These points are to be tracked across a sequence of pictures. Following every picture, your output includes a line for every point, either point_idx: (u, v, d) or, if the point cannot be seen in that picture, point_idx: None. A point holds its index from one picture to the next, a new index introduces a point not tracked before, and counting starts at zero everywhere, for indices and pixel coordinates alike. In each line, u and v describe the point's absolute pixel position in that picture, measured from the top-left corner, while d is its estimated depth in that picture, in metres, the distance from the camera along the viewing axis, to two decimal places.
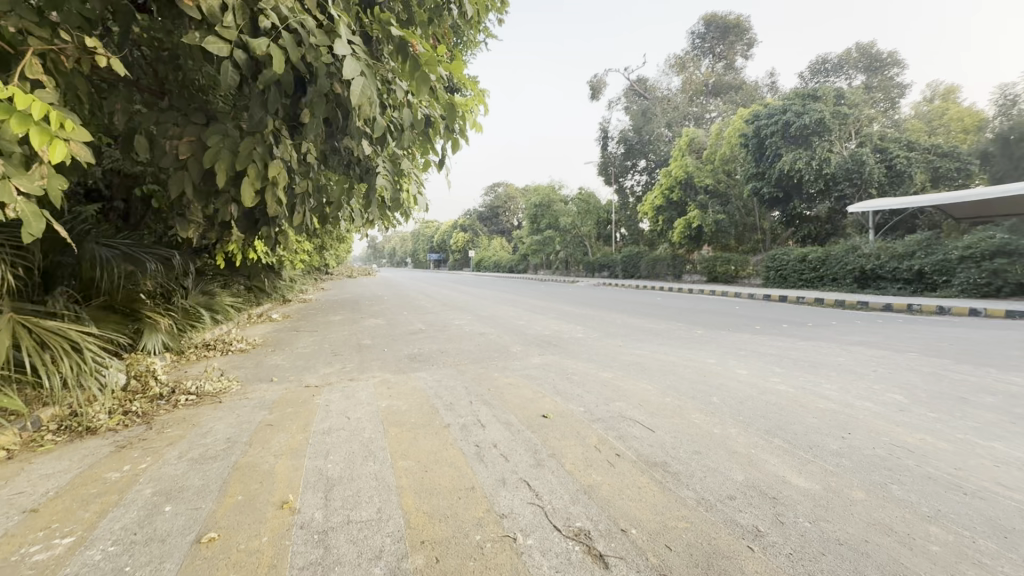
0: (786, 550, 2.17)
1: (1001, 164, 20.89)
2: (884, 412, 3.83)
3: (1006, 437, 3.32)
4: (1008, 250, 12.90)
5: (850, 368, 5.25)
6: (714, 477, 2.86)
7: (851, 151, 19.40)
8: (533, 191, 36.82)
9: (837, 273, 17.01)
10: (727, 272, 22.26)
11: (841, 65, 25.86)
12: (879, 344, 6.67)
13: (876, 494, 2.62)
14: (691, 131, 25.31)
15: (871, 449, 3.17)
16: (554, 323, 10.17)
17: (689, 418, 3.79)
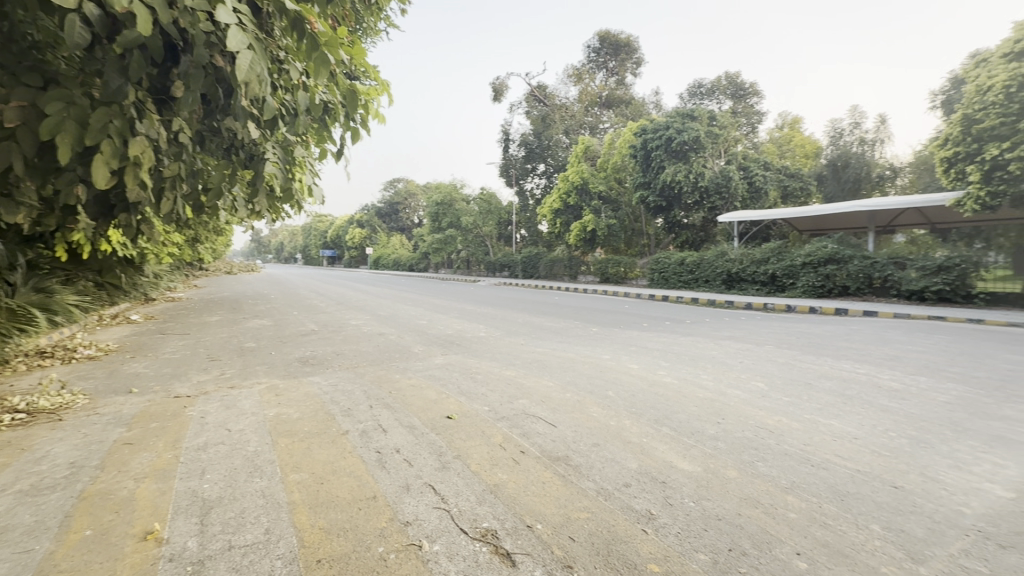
0: (675, 530, 2.36)
1: (831, 185, 25.01)
2: (750, 398, 4.34)
3: (841, 415, 3.94)
4: (837, 257, 15.50)
5: (722, 360, 5.90)
6: (611, 467, 3.02)
7: (720, 167, 21.97)
8: (435, 189, 36.42)
9: (708, 276, 19.08)
10: (617, 273, 23.86)
11: (713, 90, 29.09)
12: (744, 338, 7.59)
13: (746, 472, 2.96)
14: (586, 140, 26.76)
15: (741, 431, 3.58)
16: (456, 322, 10.10)
17: (587, 412, 3.98)
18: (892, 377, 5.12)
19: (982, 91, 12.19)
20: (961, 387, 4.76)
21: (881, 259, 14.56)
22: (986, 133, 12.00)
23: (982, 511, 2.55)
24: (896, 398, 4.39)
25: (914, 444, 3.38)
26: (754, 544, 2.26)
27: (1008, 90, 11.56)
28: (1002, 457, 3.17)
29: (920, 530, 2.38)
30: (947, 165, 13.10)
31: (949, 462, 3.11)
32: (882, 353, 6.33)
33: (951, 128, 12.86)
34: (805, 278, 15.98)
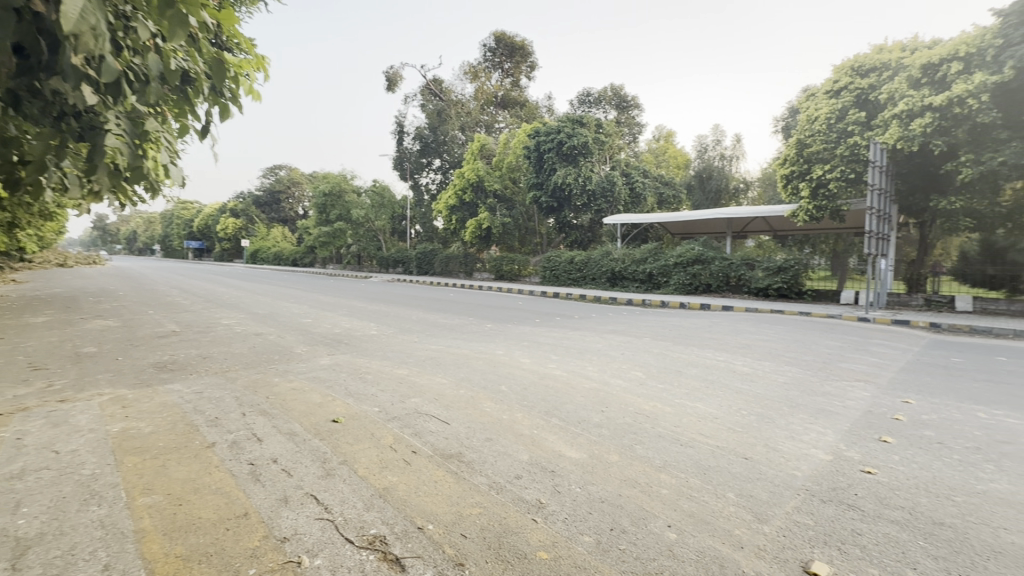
0: (562, 516, 2.46)
1: (698, 195, 28.05)
2: (630, 387, 4.69)
3: (704, 398, 4.44)
4: (702, 258, 17.45)
5: (606, 352, 6.31)
6: (504, 460, 3.06)
7: (606, 173, 23.51)
8: (322, 178, 34.16)
9: (595, 274, 20.34)
10: (512, 271, 24.38)
11: (600, 100, 30.96)
12: (625, 332, 8.21)
13: (625, 455, 3.19)
14: (482, 137, 26.95)
15: (622, 418, 3.85)
16: (344, 320, 9.56)
17: (480, 408, 3.99)
18: (744, 363, 5.87)
19: (811, 121, 14.53)
20: (795, 370, 5.62)
21: (736, 261, 16.70)
22: (814, 156, 14.30)
23: (810, 473, 3.02)
24: (747, 381, 5.05)
25: (760, 420, 3.91)
26: (633, 521, 2.44)
27: (829, 121, 13.90)
28: (824, 427, 3.80)
29: (765, 494, 2.75)
30: (786, 182, 15.39)
31: (786, 433, 3.64)
32: (737, 343, 7.26)
33: (789, 149, 15.12)
34: (677, 277, 17.72)
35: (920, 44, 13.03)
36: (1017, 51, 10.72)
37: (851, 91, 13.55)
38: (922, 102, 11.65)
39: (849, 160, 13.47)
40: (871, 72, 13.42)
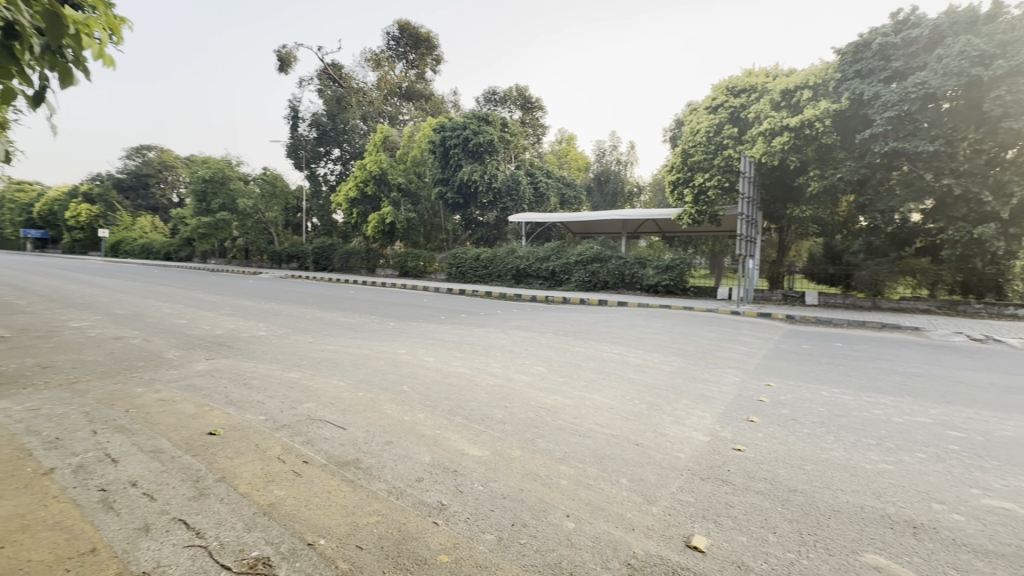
0: (464, 516, 2.43)
1: (597, 197, 29.62)
2: (533, 381, 4.80)
3: (600, 389, 4.68)
4: (599, 257, 18.47)
5: (510, 348, 6.40)
6: (404, 464, 2.96)
7: (511, 171, 23.92)
8: (202, 163, 30.68)
9: (500, 271, 20.62)
10: (417, 267, 23.83)
11: (505, 99, 31.35)
12: (529, 328, 8.41)
13: (527, 449, 3.25)
14: (385, 129, 25.97)
15: (524, 413, 3.91)
16: (228, 320, 8.67)
17: (380, 410, 3.82)
18: (637, 355, 6.30)
19: (694, 133, 15.97)
20: (680, 360, 6.14)
21: (630, 259, 17.91)
22: (696, 165, 15.77)
23: (691, 454, 3.30)
24: (639, 372, 5.42)
25: (650, 408, 4.21)
26: (533, 514, 2.48)
27: (708, 134, 15.38)
28: (703, 411, 4.19)
29: (654, 476, 2.96)
30: (673, 188, 16.80)
31: (671, 419, 3.96)
32: (630, 336, 7.75)
33: (675, 158, 16.52)
34: (577, 274, 18.57)
35: (780, 72, 14.86)
36: (851, 84, 13.06)
37: (726, 108, 15.10)
38: (782, 122, 13.30)
39: (725, 170, 15.04)
40: (743, 93, 15.04)
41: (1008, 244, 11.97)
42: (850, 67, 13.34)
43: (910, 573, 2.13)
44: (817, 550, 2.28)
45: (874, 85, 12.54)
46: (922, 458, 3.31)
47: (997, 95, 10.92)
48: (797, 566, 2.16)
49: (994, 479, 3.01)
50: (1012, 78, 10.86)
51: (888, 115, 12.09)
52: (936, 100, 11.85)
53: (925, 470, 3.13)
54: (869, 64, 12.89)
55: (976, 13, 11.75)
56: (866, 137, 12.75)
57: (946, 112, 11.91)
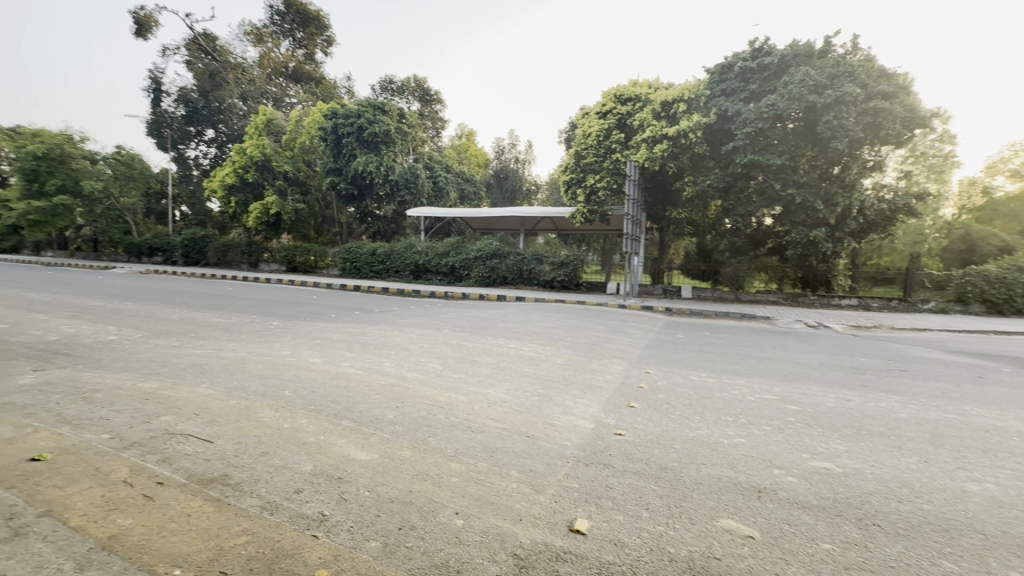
0: (348, 525, 2.31)
1: (496, 193, 30.06)
2: (427, 379, 4.73)
3: (495, 383, 4.75)
4: (498, 253, 18.80)
5: (405, 346, 6.24)
6: (281, 476, 2.73)
7: (409, 164, 23.38)
8: (31, 136, 25.69)
9: (398, 267, 20.02)
10: (307, 262, 22.24)
11: (403, 89, 30.41)
12: (425, 325, 8.26)
13: (419, 449, 3.18)
14: (269, 110, 23.78)
15: (417, 412, 3.83)
16: (65, 323, 7.36)
17: (256, 419, 3.49)
18: (531, 348, 6.49)
19: (586, 136, 16.87)
20: (571, 352, 6.45)
21: (527, 256, 18.43)
22: (588, 166, 16.69)
23: (578, 441, 3.48)
24: (533, 365, 5.59)
25: (541, 399, 4.36)
26: (421, 516, 2.43)
27: (599, 138, 16.34)
28: (590, 400, 4.44)
29: (542, 466, 3.06)
30: (567, 187, 17.64)
31: (561, 409, 4.14)
32: (525, 331, 7.96)
33: (569, 159, 17.36)
34: (477, 270, 18.76)
35: (661, 85, 16.18)
36: (718, 101, 14.65)
37: (615, 115, 16.12)
38: (661, 131, 14.52)
39: (613, 173, 16.09)
40: (629, 101, 16.12)
41: (834, 245, 14.29)
42: (717, 86, 14.96)
43: (755, 532, 2.44)
44: (682, 521, 2.52)
45: (736, 103, 14.17)
46: (767, 430, 3.83)
47: (827, 120, 12.88)
48: (666, 538, 2.37)
49: (819, 443, 3.58)
50: (838, 107, 12.90)
51: (746, 131, 13.73)
52: (783, 121, 13.69)
53: (769, 440, 3.62)
54: (732, 84, 14.56)
55: (812, 48, 13.78)
56: (730, 149, 14.39)
57: (791, 131, 13.84)
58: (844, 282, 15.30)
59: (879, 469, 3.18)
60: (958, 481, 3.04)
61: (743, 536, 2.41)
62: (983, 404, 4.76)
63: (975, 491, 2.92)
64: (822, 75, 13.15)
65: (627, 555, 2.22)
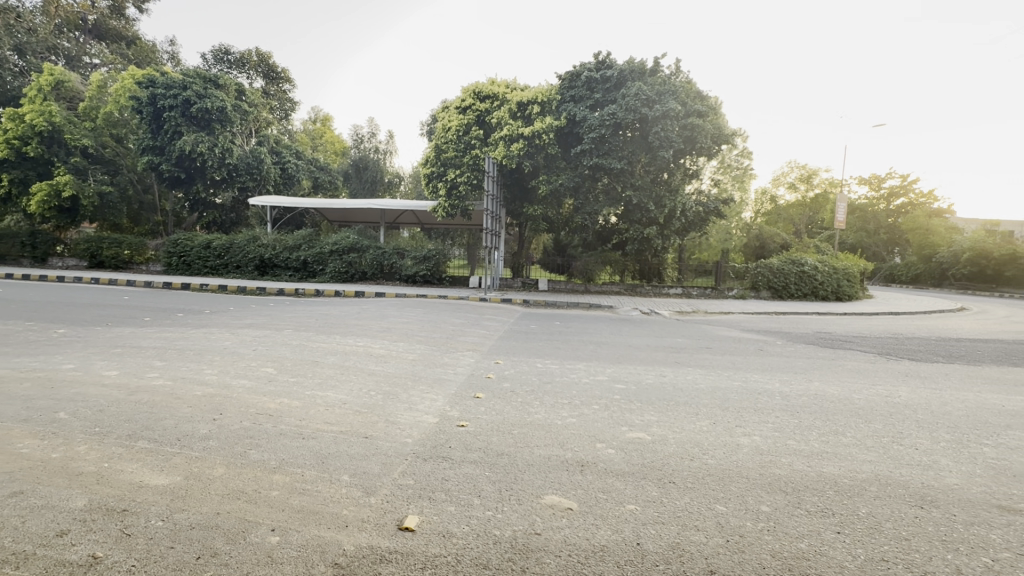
0: (127, 565, 1.97)
1: (356, 183, 28.67)
2: (256, 386, 4.27)
3: (335, 385, 4.47)
4: (357, 247, 17.92)
5: (235, 350, 5.56)
6: (38, 518, 2.21)
7: (250, 147, 21.02)
8: None
9: (239, 261, 17.84)
10: (117, 257, 18.59)
11: (243, 63, 26.99)
12: (264, 325, 7.48)
13: (234, 465, 2.84)
14: (57, 70, 19.32)
15: (238, 423, 3.43)
16: None
17: (10, 452, 2.79)
18: (381, 346, 6.27)
19: (446, 130, 16.89)
20: (424, 347, 6.37)
21: (388, 249, 17.85)
22: (448, 161, 16.73)
23: (418, 437, 3.44)
24: (381, 363, 5.40)
25: (385, 397, 4.23)
26: (228, 539, 2.17)
27: (458, 133, 16.47)
28: (436, 394, 4.43)
29: (378, 467, 2.96)
30: (428, 180, 17.53)
31: (405, 406, 4.06)
32: (379, 328, 7.64)
33: (430, 151, 17.24)
34: (332, 265, 17.62)
35: (517, 86, 16.81)
36: (567, 106, 15.73)
37: (474, 111, 16.36)
38: (518, 130, 15.23)
39: (473, 168, 16.33)
40: (487, 99, 16.44)
41: (664, 242, 16.29)
42: (567, 91, 16.03)
43: (574, 504, 2.66)
44: (510, 503, 2.63)
45: (584, 110, 15.35)
46: (594, 409, 4.22)
47: (657, 131, 14.67)
48: (494, 521, 2.45)
49: (636, 416, 4.05)
50: (664, 120, 14.73)
51: (592, 136, 14.98)
52: (623, 129, 15.22)
53: (595, 417, 4.00)
54: (580, 91, 15.73)
55: (645, 66, 15.50)
56: (579, 152, 15.56)
57: (629, 139, 15.46)
58: (672, 274, 17.57)
59: (679, 433, 3.71)
60: (734, 437, 3.69)
61: (564, 508, 2.61)
62: (759, 371, 5.88)
63: (745, 443, 3.57)
64: (652, 91, 14.87)
65: (454, 545, 2.25)
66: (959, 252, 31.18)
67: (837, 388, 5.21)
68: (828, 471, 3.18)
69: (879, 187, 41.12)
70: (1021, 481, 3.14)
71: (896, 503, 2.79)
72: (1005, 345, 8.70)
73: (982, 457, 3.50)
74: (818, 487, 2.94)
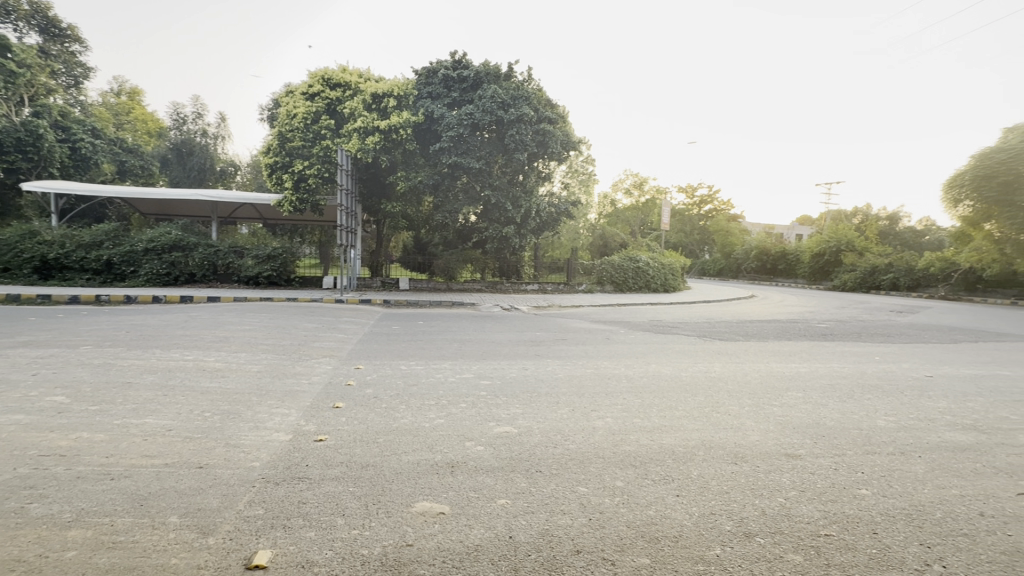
0: None
1: (177, 170, 24.66)
2: (38, 421, 3.36)
3: (157, 410, 3.75)
4: (181, 245, 15.42)
5: (2, 377, 4.31)
6: None
7: (21, 118, 16.66)
8: None
9: (9, 263, 14.08)
10: None
11: (7, 11, 21.07)
12: (51, 342, 5.97)
13: (6, 528, 2.20)
14: None
15: (11, 472, 2.67)
16: None
17: None
18: (218, 358, 5.46)
19: (290, 117, 15.49)
20: (271, 357, 5.71)
21: (223, 248, 15.73)
22: (295, 150, 15.38)
23: (267, 459, 3.05)
24: (217, 378, 4.70)
25: (224, 418, 3.68)
26: None
27: (305, 121, 15.19)
28: (288, 408, 4.00)
29: (215, 501, 2.54)
30: (270, 171, 15.91)
31: (249, 425, 3.57)
32: (213, 338, 6.63)
33: (272, 139, 15.68)
34: (148, 265, 14.86)
35: (370, 76, 16.08)
36: (424, 102, 15.57)
37: (323, 98, 15.25)
38: (373, 123, 14.61)
39: (324, 160, 15.16)
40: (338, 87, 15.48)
41: (520, 240, 16.91)
42: (423, 88, 15.87)
43: (446, 507, 2.60)
44: (378, 517, 2.48)
45: (440, 108, 15.35)
46: (462, 407, 4.22)
47: (512, 134, 15.28)
48: (360, 540, 2.28)
49: (502, 410, 4.15)
50: (519, 124, 15.41)
51: (450, 134, 15.01)
52: (480, 130, 15.56)
53: (463, 415, 4.00)
54: (436, 89, 15.68)
55: (500, 71, 16.05)
56: (438, 149, 15.48)
57: (486, 139, 15.85)
58: (529, 271, 18.49)
59: (542, 423, 3.89)
60: (590, 421, 3.99)
61: (435, 514, 2.53)
62: (608, 358, 6.49)
63: (600, 426, 3.89)
64: (507, 95, 15.46)
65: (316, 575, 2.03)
66: (749, 250, 38.50)
67: (669, 368, 6.00)
68: (666, 442, 3.62)
69: (693, 196, 48.72)
70: (799, 431, 3.96)
71: (718, 462, 3.30)
72: (782, 324, 10.94)
73: (773, 415, 4.34)
74: (660, 458, 3.33)
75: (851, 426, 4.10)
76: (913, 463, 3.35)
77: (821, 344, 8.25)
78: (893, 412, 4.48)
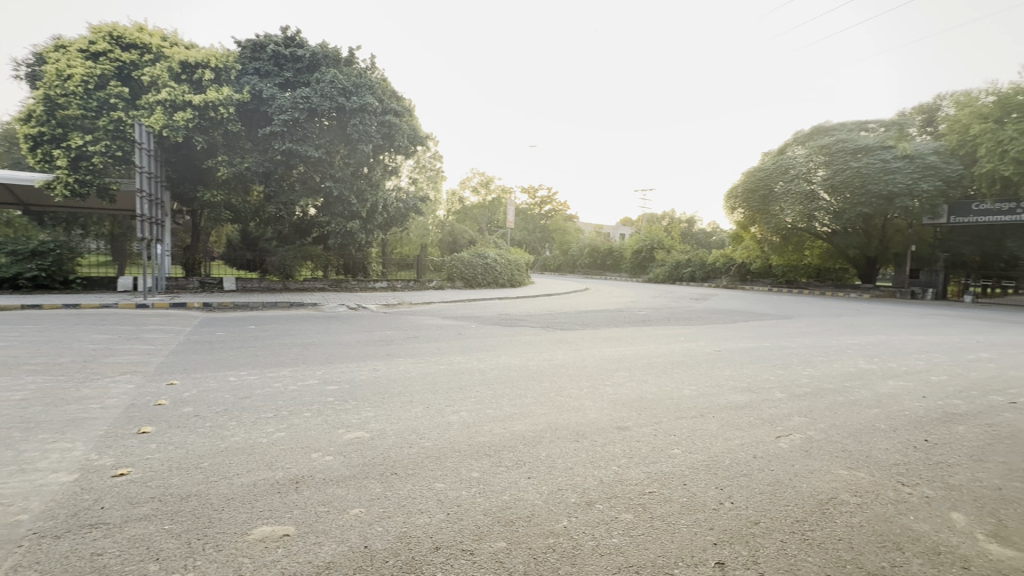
0: None
1: None
2: None
3: None
4: None
5: None
6: None
7: None
8: None
9: None
10: None
11: None
12: None
13: None
14: None
15: None
16: None
17: None
18: None
19: (63, 78, 12.44)
20: (42, 379, 4.53)
21: None
22: (71, 121, 12.41)
23: (40, 509, 2.42)
24: None
25: None
26: None
27: (86, 86, 12.38)
28: (73, 440, 3.23)
29: None
30: (32, 145, 12.57)
31: (10, 470, 2.78)
32: None
33: (35, 104, 12.38)
34: None
35: (179, 41, 13.76)
36: (249, 79, 13.84)
37: (111, 60, 12.61)
38: (183, 97, 12.50)
39: (116, 136, 12.53)
40: (132, 49, 12.96)
41: (366, 236, 16.12)
42: (248, 63, 14.13)
43: (290, 528, 2.37)
44: (205, 553, 2.15)
45: (270, 87, 13.78)
46: (307, 416, 3.88)
47: (354, 124, 14.35)
48: None
49: (353, 415, 3.93)
50: (362, 113, 14.56)
51: (282, 117, 13.56)
52: (319, 116, 14.38)
53: (307, 425, 3.67)
54: (265, 66, 14.07)
55: (340, 55, 15.05)
56: (268, 134, 13.90)
57: (326, 127, 14.70)
58: (377, 268, 17.72)
59: (395, 424, 3.79)
60: (445, 416, 4.01)
61: (277, 537, 2.29)
62: (460, 353, 6.58)
63: (455, 420, 3.93)
64: (348, 82, 14.52)
65: None
66: (583, 247, 42.63)
67: (518, 359, 6.35)
68: (517, 429, 3.83)
69: (534, 196, 52.07)
70: (627, 406, 4.52)
71: (562, 441, 3.60)
72: (611, 313, 12.36)
73: (606, 394, 4.89)
74: (512, 444, 3.50)
75: (665, 397, 4.83)
76: (709, 422, 4.09)
77: (640, 329, 9.55)
78: (694, 383, 5.41)
